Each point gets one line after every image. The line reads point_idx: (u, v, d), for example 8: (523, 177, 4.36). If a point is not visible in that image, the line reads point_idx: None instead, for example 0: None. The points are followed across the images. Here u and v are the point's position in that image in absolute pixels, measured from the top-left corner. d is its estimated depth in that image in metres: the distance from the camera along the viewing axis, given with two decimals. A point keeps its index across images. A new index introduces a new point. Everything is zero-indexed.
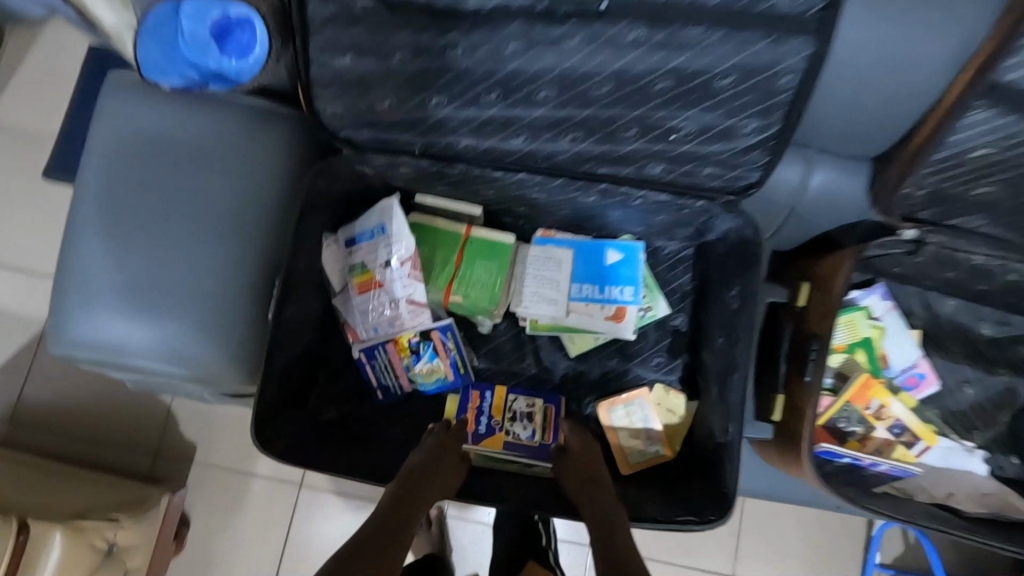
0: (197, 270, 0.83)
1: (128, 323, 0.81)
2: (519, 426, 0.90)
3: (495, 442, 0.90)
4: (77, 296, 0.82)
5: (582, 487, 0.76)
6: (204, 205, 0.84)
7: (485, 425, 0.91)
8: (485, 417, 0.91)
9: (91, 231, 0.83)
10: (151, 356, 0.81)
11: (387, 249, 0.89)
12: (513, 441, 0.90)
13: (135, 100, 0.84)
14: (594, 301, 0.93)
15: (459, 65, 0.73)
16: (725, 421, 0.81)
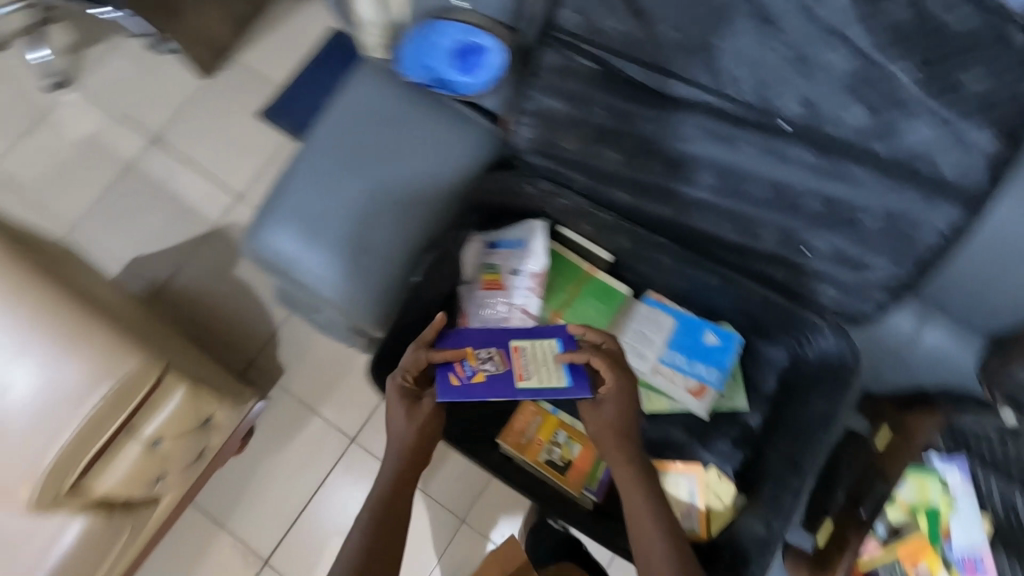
0: (370, 224, 1.00)
1: (306, 244, 0.99)
2: (556, 451, 0.97)
3: (532, 455, 0.97)
4: (278, 209, 1.01)
5: (619, 449, 0.82)
6: (395, 176, 1.02)
7: (529, 438, 0.98)
8: (531, 433, 0.99)
9: (308, 163, 1.02)
10: (312, 276, 0.99)
11: (520, 259, 1.03)
12: (494, 375, 0.85)
13: (378, 80, 1.05)
14: (679, 370, 1.01)
15: (644, 135, 0.86)
16: (765, 518, 0.85)
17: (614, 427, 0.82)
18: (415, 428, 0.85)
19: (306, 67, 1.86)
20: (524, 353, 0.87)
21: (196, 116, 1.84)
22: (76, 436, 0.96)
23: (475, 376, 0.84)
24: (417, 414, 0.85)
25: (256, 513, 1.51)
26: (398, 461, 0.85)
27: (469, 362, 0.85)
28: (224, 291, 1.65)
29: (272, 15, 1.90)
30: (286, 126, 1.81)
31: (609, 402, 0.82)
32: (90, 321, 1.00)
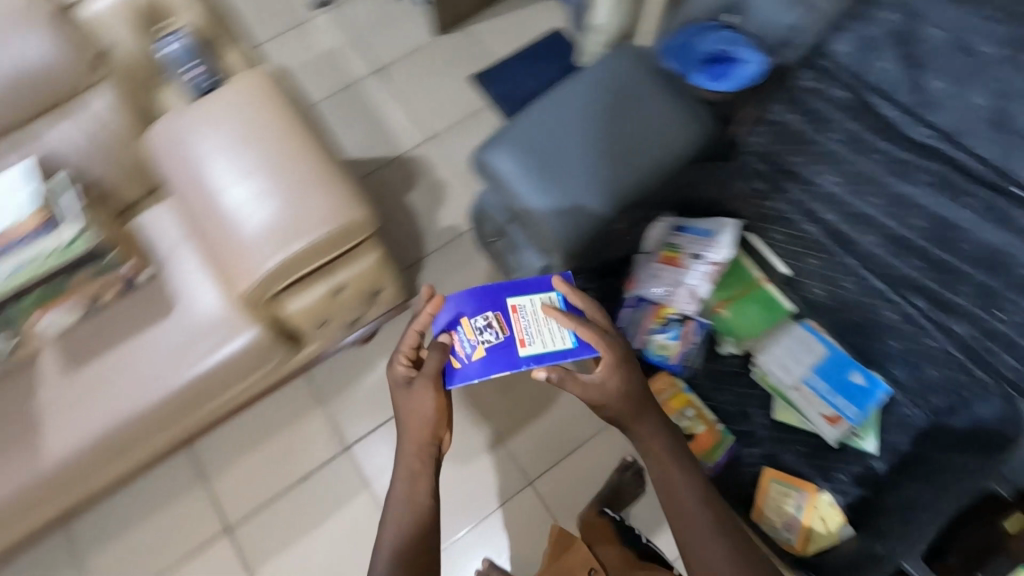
0: (585, 169, 1.11)
1: (527, 170, 1.12)
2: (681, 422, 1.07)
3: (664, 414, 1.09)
4: (514, 134, 1.15)
5: (644, 422, 0.90)
6: (620, 136, 1.12)
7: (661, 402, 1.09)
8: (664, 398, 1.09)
9: (552, 107, 1.15)
10: (523, 197, 1.12)
11: (703, 247, 1.12)
12: (495, 343, 0.98)
13: (633, 55, 1.17)
14: (820, 396, 1.05)
15: (868, 168, 0.97)
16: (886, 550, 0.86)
17: (629, 397, 0.89)
18: (427, 408, 0.92)
19: (523, 52, 2.09)
20: (521, 322, 0.99)
21: (416, 62, 2.09)
22: (291, 257, 1.14)
23: (479, 349, 0.97)
24: (418, 394, 0.93)
25: (353, 401, 1.65)
26: (417, 428, 0.92)
27: (469, 336, 0.98)
28: (391, 209, 1.85)
29: (507, 3, 2.17)
30: (489, 94, 2.03)
31: (618, 378, 0.89)
32: (328, 174, 1.19)
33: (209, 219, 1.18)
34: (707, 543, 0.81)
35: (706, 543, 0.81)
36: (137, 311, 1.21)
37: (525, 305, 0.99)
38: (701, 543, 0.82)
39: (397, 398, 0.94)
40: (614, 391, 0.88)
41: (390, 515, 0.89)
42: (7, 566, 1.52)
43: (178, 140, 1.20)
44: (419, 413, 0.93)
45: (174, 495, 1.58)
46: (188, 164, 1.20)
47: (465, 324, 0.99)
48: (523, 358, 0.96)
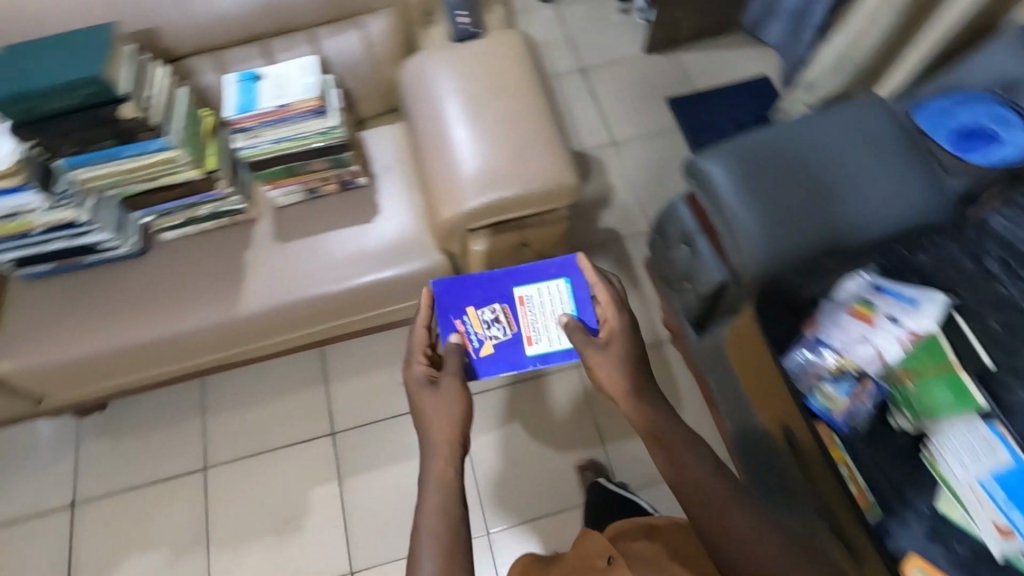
0: (799, 198, 1.14)
1: (744, 186, 1.16)
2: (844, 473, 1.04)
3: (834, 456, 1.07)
4: (738, 151, 1.20)
5: (639, 402, 1.03)
6: (839, 180, 1.16)
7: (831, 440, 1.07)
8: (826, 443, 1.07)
9: (781, 138, 1.20)
10: (734, 209, 1.15)
11: (902, 312, 1.05)
12: (504, 338, 1.18)
13: (871, 114, 1.22)
14: (993, 505, 0.94)
15: None
16: None
17: (626, 376, 1.06)
18: (450, 407, 1.05)
19: (724, 87, 2.11)
20: (526, 320, 1.19)
21: (616, 71, 2.18)
22: (497, 201, 1.21)
23: (487, 343, 1.17)
24: (445, 392, 1.07)
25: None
26: (439, 424, 1.02)
27: (480, 331, 1.18)
28: None
29: (719, 39, 2.21)
30: (679, 116, 2.06)
31: (609, 361, 1.08)
32: (552, 139, 1.25)
33: (432, 146, 1.29)
34: (718, 507, 0.86)
35: (723, 510, 0.85)
36: (346, 210, 1.34)
37: (532, 297, 1.21)
38: (713, 505, 0.86)
39: (420, 399, 1.07)
40: (609, 372, 1.07)
41: (428, 506, 0.91)
42: (145, 398, 1.70)
43: (429, 75, 1.32)
44: (448, 404, 1.05)
45: (295, 386, 1.71)
46: (431, 98, 1.32)
47: (473, 314, 1.19)
48: (529, 354, 1.17)
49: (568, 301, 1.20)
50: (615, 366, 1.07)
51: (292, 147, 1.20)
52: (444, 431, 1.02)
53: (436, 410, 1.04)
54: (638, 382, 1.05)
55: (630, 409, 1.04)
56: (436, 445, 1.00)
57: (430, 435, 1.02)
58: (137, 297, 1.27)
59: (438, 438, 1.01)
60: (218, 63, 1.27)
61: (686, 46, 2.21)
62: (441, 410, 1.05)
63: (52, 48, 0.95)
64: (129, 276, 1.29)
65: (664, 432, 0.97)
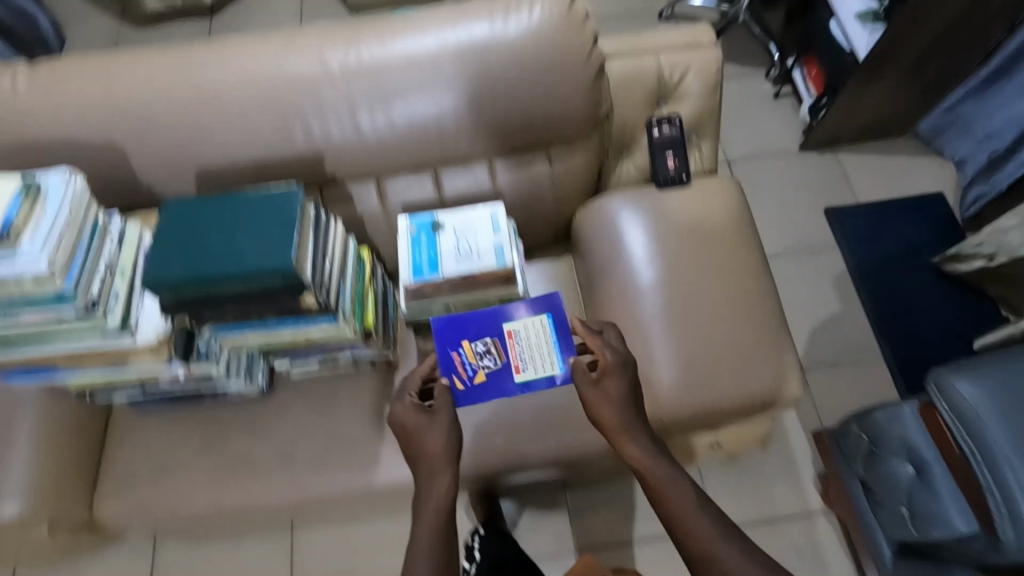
0: None
1: (1015, 428, 0.94)
2: None
3: None
4: (1000, 376, 0.99)
5: (630, 435, 0.85)
6: None
7: None
8: None
9: None
10: (1007, 457, 0.92)
11: None
12: (494, 369, 0.91)
13: None
14: None
15: None
16: None
17: (623, 405, 0.87)
18: (441, 435, 0.87)
19: (891, 203, 1.85)
20: (515, 346, 0.92)
21: (764, 169, 1.93)
22: (711, 410, 0.98)
23: (476, 373, 0.90)
24: (440, 423, 0.88)
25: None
26: (425, 450, 0.87)
27: (468, 361, 0.91)
28: None
29: (886, 141, 1.94)
30: (838, 232, 1.81)
31: (603, 391, 0.87)
32: (779, 331, 1.01)
33: (617, 319, 1.05)
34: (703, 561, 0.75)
35: (713, 547, 0.76)
36: None
37: (521, 331, 0.92)
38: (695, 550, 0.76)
39: (411, 429, 0.89)
40: (609, 410, 0.86)
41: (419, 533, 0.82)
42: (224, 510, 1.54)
43: (625, 224, 1.10)
44: (434, 431, 0.87)
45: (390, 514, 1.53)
46: (620, 251, 1.08)
47: (465, 348, 0.91)
48: (518, 385, 0.90)
49: (554, 345, 0.92)
50: (620, 395, 0.87)
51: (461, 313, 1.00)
52: (441, 455, 0.86)
53: (421, 437, 0.88)
54: (632, 412, 0.87)
55: (620, 446, 0.86)
56: (425, 466, 0.86)
57: (423, 469, 0.86)
58: (256, 446, 1.10)
59: (432, 466, 0.86)
60: (379, 187, 1.08)
61: (846, 146, 1.95)
62: (423, 429, 0.88)
63: (225, 219, 0.78)
64: (250, 420, 1.12)
65: (651, 465, 0.83)
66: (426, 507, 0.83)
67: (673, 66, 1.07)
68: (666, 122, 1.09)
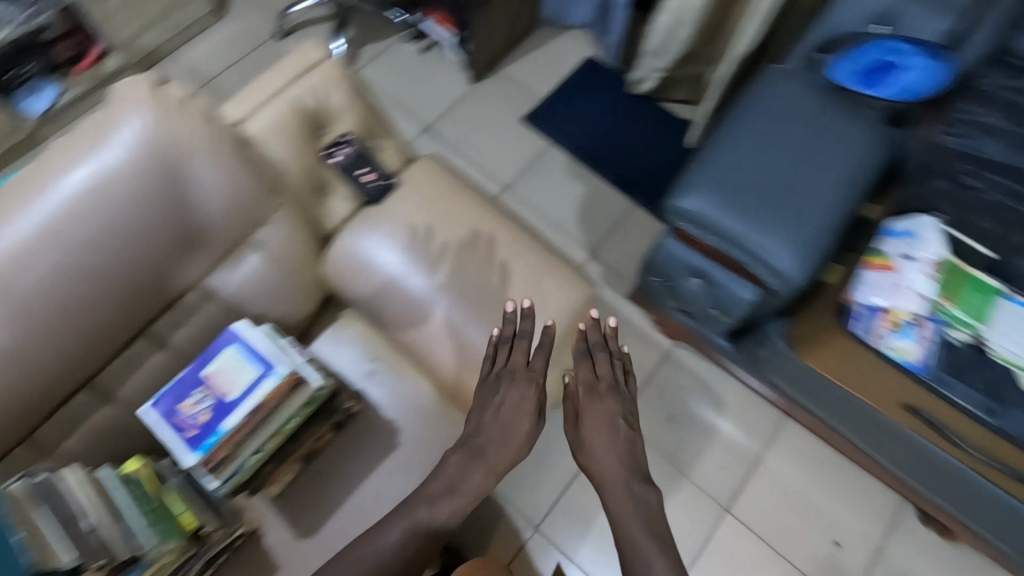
0: (796, 191, 1.15)
1: (734, 209, 1.14)
2: None
3: None
4: (705, 177, 1.18)
5: (622, 482, 0.94)
6: (822, 159, 1.17)
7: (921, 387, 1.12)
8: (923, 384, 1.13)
9: (735, 142, 1.20)
10: (738, 234, 1.13)
11: (910, 246, 1.17)
12: (214, 405, 0.84)
13: (801, 85, 1.23)
14: None
15: None
16: None
17: (619, 449, 0.96)
18: (509, 446, 0.93)
19: (566, 84, 2.07)
20: (219, 376, 0.86)
21: (459, 116, 2.02)
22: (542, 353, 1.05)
23: (198, 417, 0.83)
24: (520, 407, 0.94)
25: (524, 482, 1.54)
26: (480, 424, 0.94)
27: (186, 414, 0.83)
28: None
29: (531, 37, 2.14)
30: (546, 132, 1.99)
31: (597, 409, 0.98)
32: (547, 255, 1.12)
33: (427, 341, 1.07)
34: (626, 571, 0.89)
35: None
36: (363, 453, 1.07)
37: (220, 364, 0.87)
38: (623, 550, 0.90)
39: (487, 394, 0.96)
40: (603, 436, 0.96)
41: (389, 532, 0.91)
42: None
43: (371, 258, 1.07)
44: (504, 436, 0.93)
45: None
46: (387, 284, 1.07)
47: (179, 407, 0.84)
48: (239, 401, 0.84)
49: (253, 355, 0.87)
50: (613, 433, 0.97)
51: (276, 443, 0.90)
52: (505, 438, 0.93)
53: (492, 413, 0.94)
54: (622, 439, 0.96)
55: (608, 489, 0.94)
56: (473, 453, 0.93)
57: (472, 442, 0.94)
58: None
59: (480, 445, 0.94)
60: (100, 393, 0.92)
61: (506, 58, 2.12)
62: (493, 414, 0.94)
63: None
64: None
65: (613, 510, 0.93)
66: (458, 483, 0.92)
67: (310, 93, 1.03)
68: (338, 145, 1.07)
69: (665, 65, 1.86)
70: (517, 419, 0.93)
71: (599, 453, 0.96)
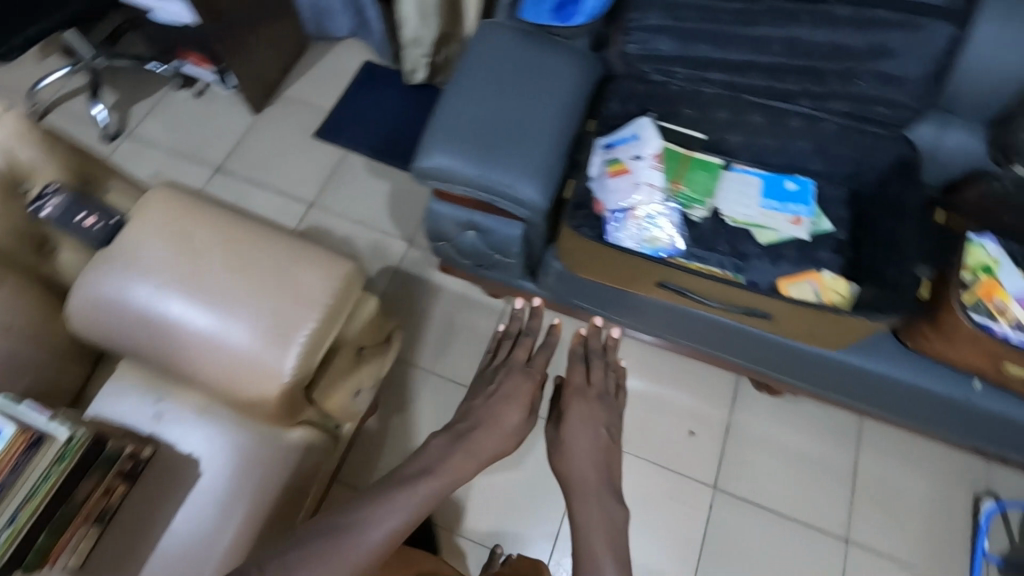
0: (523, 128, 1.24)
1: (469, 156, 1.21)
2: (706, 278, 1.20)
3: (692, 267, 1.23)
4: (440, 135, 1.23)
5: (601, 464, 1.10)
6: (536, 93, 1.27)
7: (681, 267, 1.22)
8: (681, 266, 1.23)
9: (460, 96, 1.27)
10: (479, 178, 1.20)
11: (636, 148, 1.29)
12: None
13: (505, 33, 1.32)
14: (775, 210, 1.28)
15: (724, 21, 1.18)
16: (905, 264, 1.11)
17: (601, 440, 1.15)
18: (509, 429, 1.11)
19: (350, 92, 2.10)
20: None
21: (250, 148, 2.01)
22: (311, 336, 1.06)
23: None
24: (526, 386, 1.18)
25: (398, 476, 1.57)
26: (496, 401, 1.14)
27: None
28: None
29: (305, 56, 2.16)
30: (340, 141, 2.02)
31: (580, 408, 1.20)
32: (299, 242, 1.12)
33: (195, 361, 1.05)
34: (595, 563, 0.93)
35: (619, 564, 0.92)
36: (162, 492, 1.04)
37: None
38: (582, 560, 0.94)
39: (510, 378, 1.19)
40: (581, 433, 1.15)
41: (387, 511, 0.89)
42: None
43: (118, 297, 1.05)
44: (511, 407, 1.13)
45: None
46: (142, 318, 1.05)
47: None
48: None
49: None
50: (594, 426, 1.17)
51: (33, 509, 0.88)
52: (517, 412, 1.13)
53: (507, 390, 1.16)
54: (601, 441, 1.14)
55: (586, 470, 1.09)
56: (481, 420, 1.09)
57: (482, 411, 1.12)
58: None
59: (490, 411, 1.12)
60: None
61: (286, 81, 2.12)
62: (507, 390, 1.17)
63: None
64: None
65: (586, 493, 1.05)
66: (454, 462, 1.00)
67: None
68: (45, 196, 1.04)
69: (427, 51, 1.94)
70: (524, 394, 1.16)
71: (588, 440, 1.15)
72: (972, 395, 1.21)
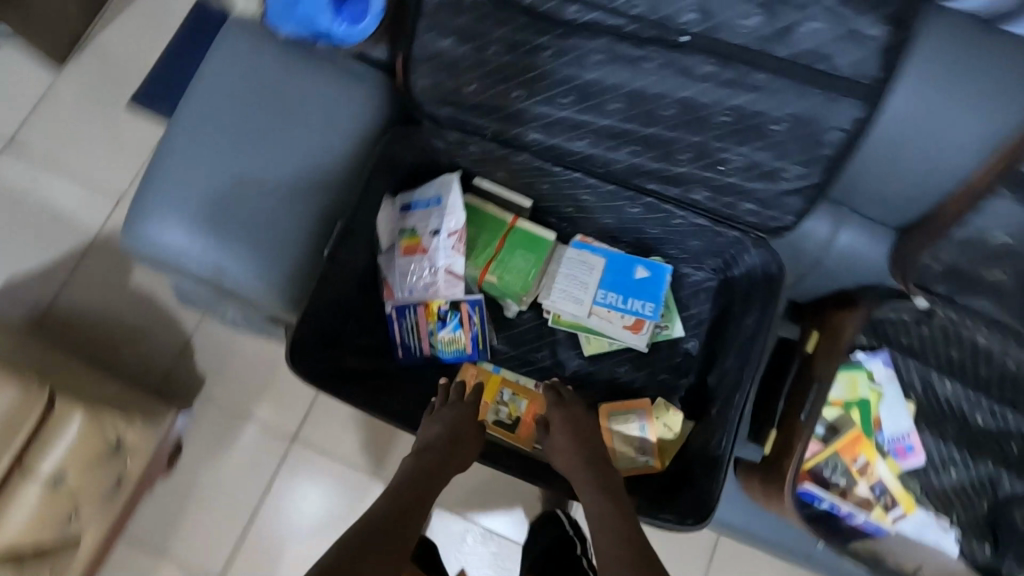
0: (264, 194, 0.91)
1: (188, 232, 0.90)
2: (497, 410, 0.95)
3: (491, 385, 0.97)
4: (153, 197, 0.91)
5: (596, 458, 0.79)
6: (280, 142, 0.92)
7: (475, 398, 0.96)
8: None
9: (183, 140, 0.92)
10: (201, 264, 0.90)
11: (438, 219, 0.96)
12: None
13: (246, 47, 0.94)
14: (613, 309, 0.98)
15: (542, 64, 0.81)
16: (722, 432, 0.86)
17: (584, 429, 0.82)
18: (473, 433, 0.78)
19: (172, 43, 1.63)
20: None
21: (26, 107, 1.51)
22: None
23: None
24: (470, 404, 0.82)
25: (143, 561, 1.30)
26: (451, 413, 0.79)
27: None
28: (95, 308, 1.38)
29: None
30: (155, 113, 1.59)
31: (557, 415, 0.84)
32: None
33: None
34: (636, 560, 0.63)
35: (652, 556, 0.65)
36: None
37: None
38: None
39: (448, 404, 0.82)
40: (561, 441, 0.81)
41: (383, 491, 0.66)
42: None
43: None
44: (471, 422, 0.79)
45: None
46: None
47: None
48: None
49: None
50: (573, 422, 0.83)
51: None
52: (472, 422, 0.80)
53: (461, 412, 0.80)
54: (588, 434, 0.81)
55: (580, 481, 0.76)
56: (449, 426, 0.77)
57: (446, 430, 0.77)
58: None
59: (451, 427, 0.77)
60: None
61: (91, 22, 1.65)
62: (455, 411, 0.80)
63: None
64: None
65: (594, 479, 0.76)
66: (445, 472, 0.72)
67: None
68: None
69: None
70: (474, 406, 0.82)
71: (575, 428, 0.83)
72: (809, 550, 0.99)
